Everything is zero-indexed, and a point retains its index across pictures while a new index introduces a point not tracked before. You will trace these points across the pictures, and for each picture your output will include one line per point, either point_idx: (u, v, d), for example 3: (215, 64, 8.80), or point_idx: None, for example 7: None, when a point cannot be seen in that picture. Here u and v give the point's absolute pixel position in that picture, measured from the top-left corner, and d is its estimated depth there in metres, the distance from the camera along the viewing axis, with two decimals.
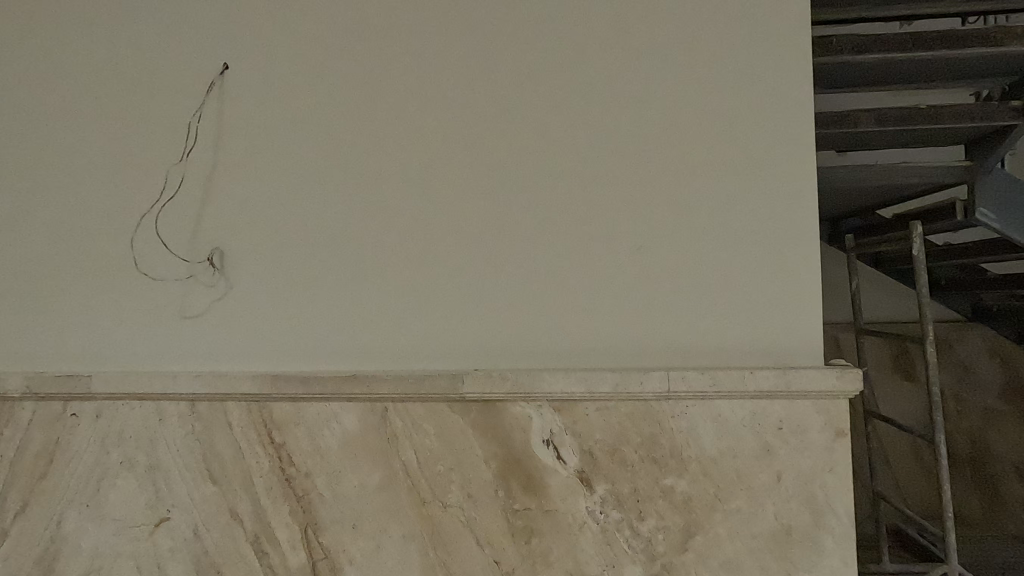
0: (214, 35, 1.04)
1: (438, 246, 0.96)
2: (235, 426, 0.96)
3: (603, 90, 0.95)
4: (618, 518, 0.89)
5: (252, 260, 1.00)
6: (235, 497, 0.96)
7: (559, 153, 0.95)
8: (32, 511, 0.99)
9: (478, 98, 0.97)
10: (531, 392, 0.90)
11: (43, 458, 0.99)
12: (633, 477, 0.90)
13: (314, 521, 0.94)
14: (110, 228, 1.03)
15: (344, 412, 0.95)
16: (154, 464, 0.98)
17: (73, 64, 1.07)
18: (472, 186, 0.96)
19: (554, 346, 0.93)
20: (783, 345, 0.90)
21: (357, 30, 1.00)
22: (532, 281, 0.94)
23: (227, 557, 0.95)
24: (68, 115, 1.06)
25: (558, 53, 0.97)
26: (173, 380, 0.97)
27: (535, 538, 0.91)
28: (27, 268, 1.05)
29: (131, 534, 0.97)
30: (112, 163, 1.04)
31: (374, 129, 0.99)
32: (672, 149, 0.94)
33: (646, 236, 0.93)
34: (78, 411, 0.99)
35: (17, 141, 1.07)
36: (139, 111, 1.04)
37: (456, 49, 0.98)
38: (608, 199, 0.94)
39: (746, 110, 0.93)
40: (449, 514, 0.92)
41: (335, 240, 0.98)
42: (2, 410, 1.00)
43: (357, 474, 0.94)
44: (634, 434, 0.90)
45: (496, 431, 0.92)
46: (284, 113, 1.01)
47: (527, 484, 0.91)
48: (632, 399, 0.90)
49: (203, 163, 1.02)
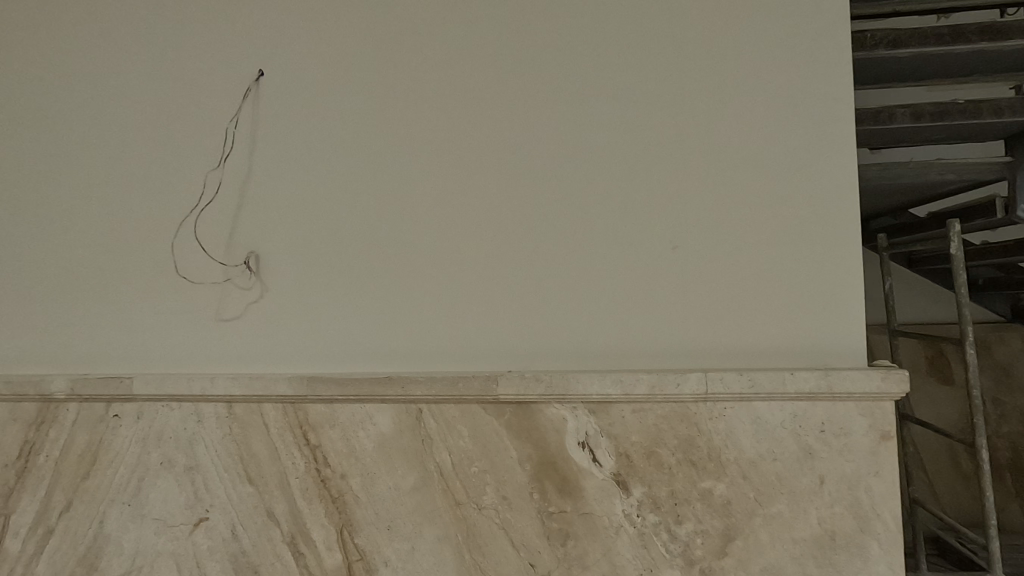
0: (249, 43, 1.05)
1: (471, 247, 0.96)
2: (270, 427, 0.97)
3: (636, 90, 0.95)
4: (655, 522, 0.88)
5: (287, 263, 1.01)
6: (271, 497, 0.97)
7: (592, 154, 0.95)
8: (75, 510, 1.01)
9: (509, 100, 0.97)
10: (566, 394, 0.90)
11: (86, 458, 1.01)
12: (670, 480, 0.88)
13: (349, 522, 0.95)
14: (150, 233, 1.05)
15: (379, 413, 0.95)
16: (193, 465, 0.99)
17: (113, 73, 1.09)
18: (504, 187, 0.96)
19: (589, 347, 0.93)
20: (825, 345, 0.88)
21: (389, 35, 1.01)
22: (566, 282, 0.94)
23: (264, 557, 0.96)
24: (109, 123, 1.09)
25: (590, 53, 0.96)
26: (210, 381, 0.98)
27: (571, 540, 0.90)
28: (70, 272, 1.07)
29: (171, 533, 0.99)
30: (152, 169, 1.06)
31: (407, 131, 1.00)
32: (707, 148, 0.93)
33: (681, 236, 0.92)
34: (120, 412, 1.01)
35: (61, 149, 1.10)
36: (177, 118, 1.07)
37: (487, 51, 0.99)
38: (643, 200, 0.93)
39: (782, 107, 0.92)
40: (484, 516, 0.92)
41: (369, 243, 0.99)
42: (48, 411, 1.03)
43: (391, 475, 0.94)
44: (670, 437, 0.89)
45: (531, 432, 0.91)
46: (318, 118, 1.02)
47: (562, 486, 0.90)
48: (670, 401, 0.88)
49: (239, 168, 1.04)
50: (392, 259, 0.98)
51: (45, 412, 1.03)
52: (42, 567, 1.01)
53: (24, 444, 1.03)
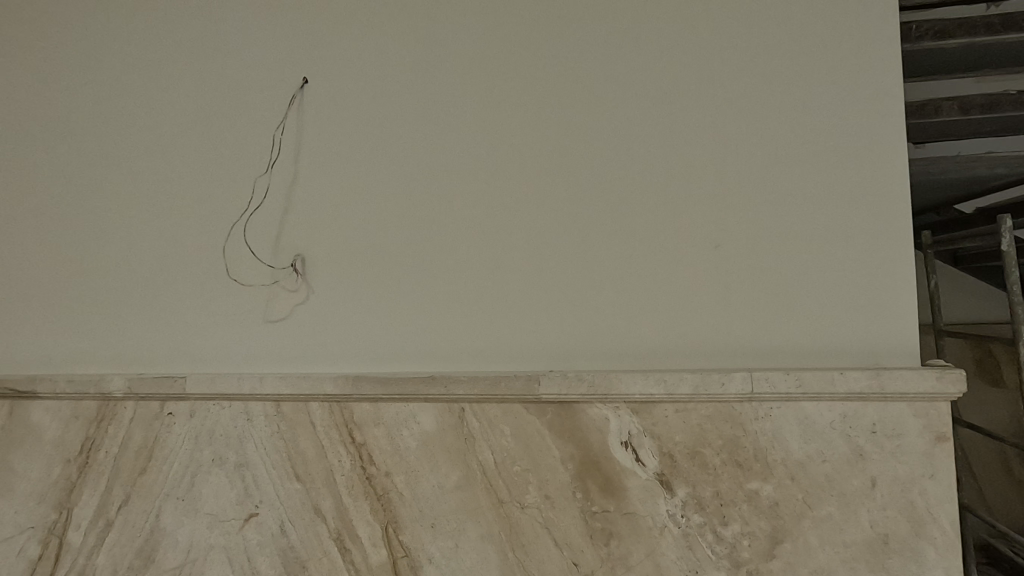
0: (295, 52, 1.09)
1: (512, 248, 0.97)
2: (317, 426, 0.99)
3: (676, 89, 0.95)
4: (700, 523, 0.88)
5: (331, 266, 1.04)
6: (319, 494, 0.99)
7: (633, 153, 0.95)
8: (132, 504, 1.05)
9: (548, 102, 0.98)
10: (609, 394, 0.90)
11: (143, 455, 1.05)
12: (715, 480, 0.88)
13: (394, 519, 0.96)
14: (201, 238, 1.09)
15: (421, 412, 0.97)
16: (243, 461, 1.02)
17: (165, 84, 1.14)
18: (545, 188, 0.97)
19: (630, 347, 0.93)
20: (875, 345, 0.86)
21: (430, 40, 1.03)
22: (607, 281, 0.94)
23: (312, 553, 0.98)
24: (161, 132, 1.13)
25: (629, 53, 0.97)
26: (260, 381, 1.02)
27: (614, 541, 0.90)
28: (126, 276, 1.12)
29: (223, 527, 1.02)
30: (202, 176, 1.10)
31: (447, 135, 1.01)
32: (750, 145, 0.92)
33: (724, 234, 0.91)
34: (173, 410, 1.05)
35: (117, 158, 1.15)
36: (226, 125, 1.10)
37: (526, 54, 1.00)
38: (685, 199, 0.93)
39: (828, 102, 0.90)
40: (527, 514, 0.92)
41: (411, 245, 1.01)
42: (106, 409, 1.07)
43: (435, 474, 0.95)
44: (715, 437, 0.88)
45: (573, 431, 0.92)
46: (361, 123, 1.05)
47: (604, 486, 0.90)
48: (714, 400, 0.88)
49: (284, 173, 1.07)
50: (434, 261, 1.00)
51: (103, 410, 1.07)
52: (103, 559, 1.06)
53: (85, 440, 1.08)
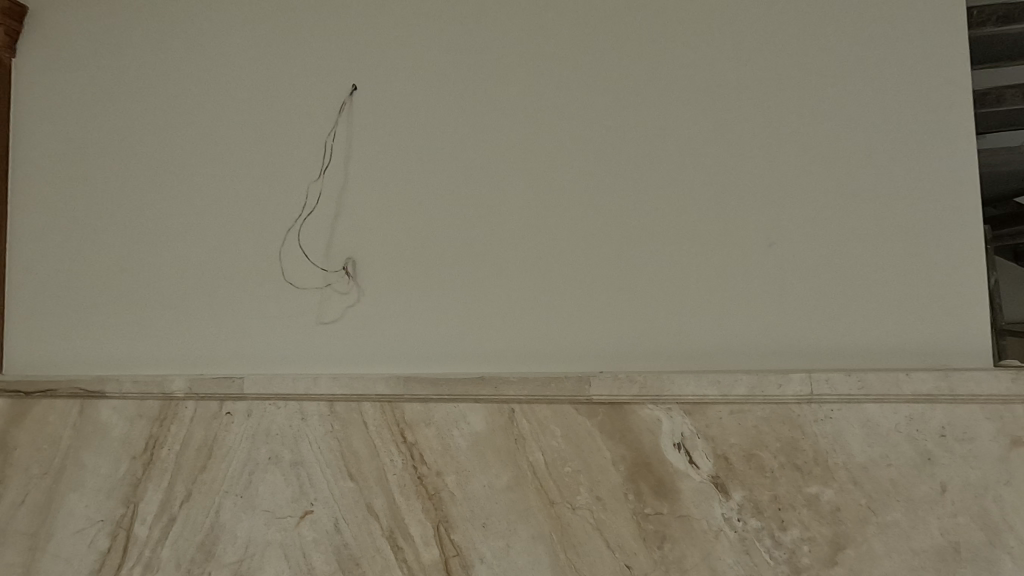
0: (344, 60, 1.11)
1: (560, 249, 0.97)
2: (369, 425, 1.01)
3: (727, 85, 0.93)
4: (758, 527, 0.86)
5: (381, 269, 1.06)
6: (372, 493, 1.01)
7: (683, 151, 0.94)
8: (194, 500, 1.09)
9: (595, 103, 0.98)
10: (661, 394, 0.89)
11: (203, 452, 1.09)
12: (772, 483, 0.86)
13: (445, 518, 0.97)
14: (255, 243, 1.13)
15: (471, 412, 0.97)
16: (298, 460, 1.05)
17: (219, 95, 1.18)
18: (592, 188, 0.97)
19: (682, 347, 0.92)
20: (942, 344, 0.83)
21: (477, 44, 1.05)
22: (658, 281, 0.93)
23: (365, 550, 1.00)
24: (216, 141, 1.17)
25: (678, 51, 0.96)
26: (314, 381, 1.04)
27: (668, 544, 0.89)
28: (185, 280, 1.16)
29: (280, 524, 1.05)
30: (256, 183, 1.14)
31: (493, 137, 1.02)
32: (805, 141, 0.90)
33: (780, 231, 0.89)
34: (231, 409, 1.08)
35: (174, 166, 1.19)
36: (278, 133, 1.13)
37: (572, 54, 1.00)
38: (738, 196, 0.91)
39: (888, 93, 0.87)
40: (578, 515, 0.92)
41: (459, 247, 1.02)
42: (168, 408, 1.11)
43: (486, 474, 0.96)
44: (772, 439, 0.86)
45: (625, 433, 0.91)
46: (409, 128, 1.06)
47: (657, 487, 0.89)
48: (772, 402, 0.86)
49: (335, 178, 1.09)
50: (482, 263, 1.01)
51: (165, 409, 1.12)
52: (168, 552, 1.10)
53: (149, 438, 1.12)
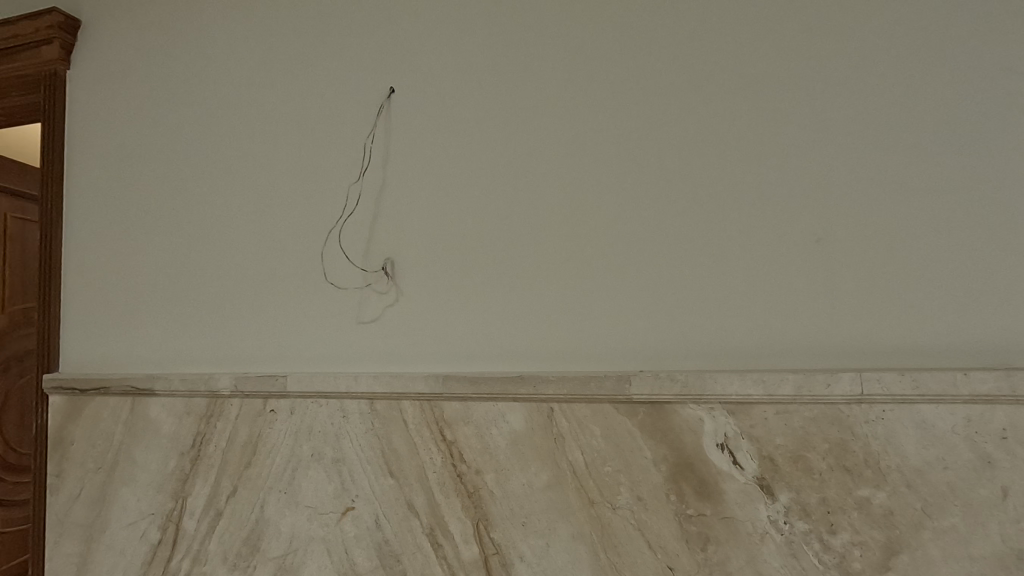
0: (381, 63, 1.13)
1: (598, 249, 0.97)
2: (409, 423, 1.02)
3: (770, 80, 0.92)
4: (805, 530, 0.84)
5: (419, 269, 1.07)
6: (411, 491, 1.02)
7: (725, 148, 0.93)
8: (239, 496, 1.12)
9: (633, 101, 0.98)
10: (703, 394, 0.87)
11: (248, 449, 1.12)
12: (821, 486, 0.83)
13: (484, 516, 0.98)
14: (297, 245, 1.15)
15: (510, 411, 0.97)
16: (339, 457, 1.06)
17: (261, 100, 1.21)
18: (631, 187, 0.96)
19: (724, 346, 0.90)
20: (1001, 343, 0.80)
21: (515, 44, 1.05)
22: (698, 279, 0.92)
23: (405, 547, 1.02)
24: (258, 145, 1.20)
25: (719, 47, 0.95)
26: (354, 380, 1.06)
27: (711, 545, 0.88)
28: (229, 281, 1.20)
29: (322, 520, 1.07)
30: (297, 186, 1.16)
31: (530, 136, 1.02)
32: (851, 135, 0.88)
33: (826, 227, 0.88)
34: (275, 407, 1.11)
35: (218, 170, 1.23)
36: (317, 137, 1.16)
37: (609, 53, 1.00)
38: (781, 192, 0.90)
39: (939, 86, 0.85)
40: (618, 515, 0.92)
41: (498, 246, 1.03)
42: (214, 405, 1.15)
43: (525, 473, 0.96)
44: (820, 440, 0.84)
45: (666, 432, 0.90)
46: (447, 129, 1.07)
47: (699, 488, 0.88)
48: (819, 402, 0.84)
49: (373, 180, 1.11)
50: (519, 263, 1.01)
51: (211, 406, 1.15)
52: (215, 545, 1.13)
53: (196, 435, 1.16)
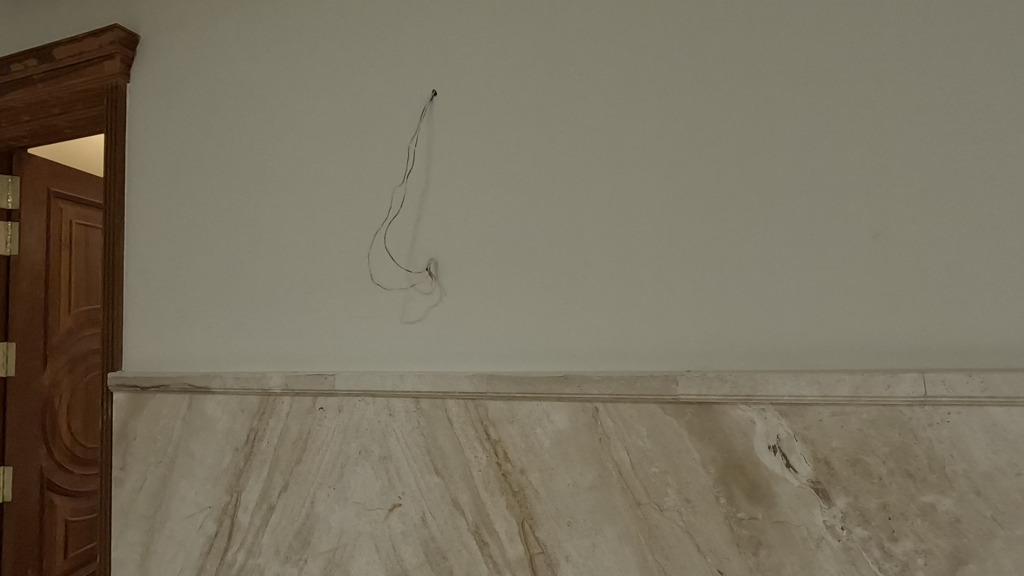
0: (424, 67, 1.15)
1: (644, 248, 0.96)
2: (454, 421, 1.03)
3: (823, 71, 0.90)
4: (864, 537, 0.81)
5: (463, 269, 1.08)
6: (457, 488, 1.03)
7: (775, 142, 0.91)
8: (291, 491, 1.16)
9: (677, 97, 0.97)
10: (754, 395, 0.85)
11: (298, 445, 1.15)
12: (881, 491, 0.80)
13: (530, 515, 0.98)
14: (343, 247, 1.18)
15: (554, 411, 0.97)
16: (386, 454, 1.08)
17: (308, 107, 1.24)
18: (677, 183, 0.95)
19: (775, 346, 0.88)
20: None
21: (557, 43, 1.05)
22: (748, 277, 0.90)
23: (451, 544, 1.03)
24: (305, 151, 1.24)
25: (769, 38, 0.93)
26: (400, 379, 1.08)
27: (764, 550, 0.85)
28: (279, 283, 1.23)
29: (370, 516, 1.09)
30: (343, 189, 1.19)
31: (572, 135, 1.02)
32: (912, 126, 0.85)
33: (884, 222, 0.85)
34: (324, 405, 1.14)
35: (268, 175, 1.27)
36: (362, 141, 1.19)
37: (652, 50, 0.99)
38: (836, 186, 0.87)
39: (1005, 71, 0.81)
40: (666, 517, 0.90)
41: (541, 246, 1.03)
42: (267, 403, 1.19)
43: (570, 473, 0.96)
44: (880, 444, 0.81)
45: (715, 434, 0.88)
46: (489, 130, 1.08)
47: (751, 491, 0.86)
48: (879, 404, 0.80)
49: (417, 182, 1.13)
50: (563, 262, 1.01)
51: (264, 403, 1.19)
52: (268, 538, 1.17)
53: (249, 431, 1.20)
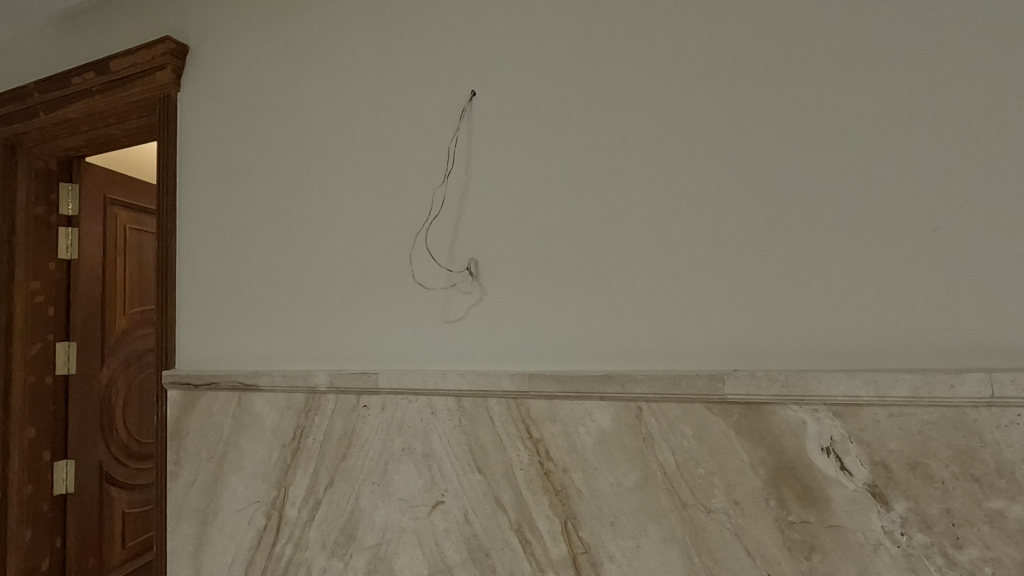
0: (462, 68, 1.16)
1: (687, 245, 0.95)
2: (495, 419, 1.04)
3: (876, 58, 0.86)
4: (926, 544, 0.78)
5: (503, 268, 1.08)
6: (499, 487, 1.03)
7: (827, 134, 0.88)
8: (336, 486, 1.18)
9: (720, 91, 0.95)
10: (805, 395, 0.83)
11: (343, 442, 1.18)
12: (944, 496, 0.77)
13: (572, 514, 0.98)
14: (384, 247, 1.20)
15: (597, 410, 0.97)
16: (428, 451, 1.10)
17: (349, 110, 1.27)
18: (721, 178, 0.94)
19: (827, 343, 0.86)
20: None
21: (599, 40, 1.04)
22: (797, 273, 0.88)
23: (494, 542, 1.03)
24: (346, 153, 1.26)
25: (819, 27, 0.90)
26: (442, 377, 1.09)
27: (817, 555, 0.83)
28: (323, 283, 1.26)
29: (413, 512, 1.11)
30: (384, 190, 1.21)
31: (612, 132, 1.02)
32: (972, 112, 0.81)
33: (945, 214, 0.81)
34: (367, 403, 1.16)
35: (311, 178, 1.30)
36: (402, 142, 1.20)
37: (694, 43, 0.98)
38: (893, 179, 0.84)
39: None
40: (713, 520, 0.89)
41: (581, 245, 1.02)
42: (312, 400, 1.21)
43: (613, 472, 0.95)
44: (942, 447, 0.77)
45: (764, 435, 0.86)
46: (529, 129, 1.08)
47: (803, 494, 0.84)
48: (941, 404, 0.77)
49: (456, 182, 1.14)
50: (604, 260, 1.00)
51: (310, 401, 1.22)
52: (315, 533, 1.20)
53: (296, 428, 1.23)
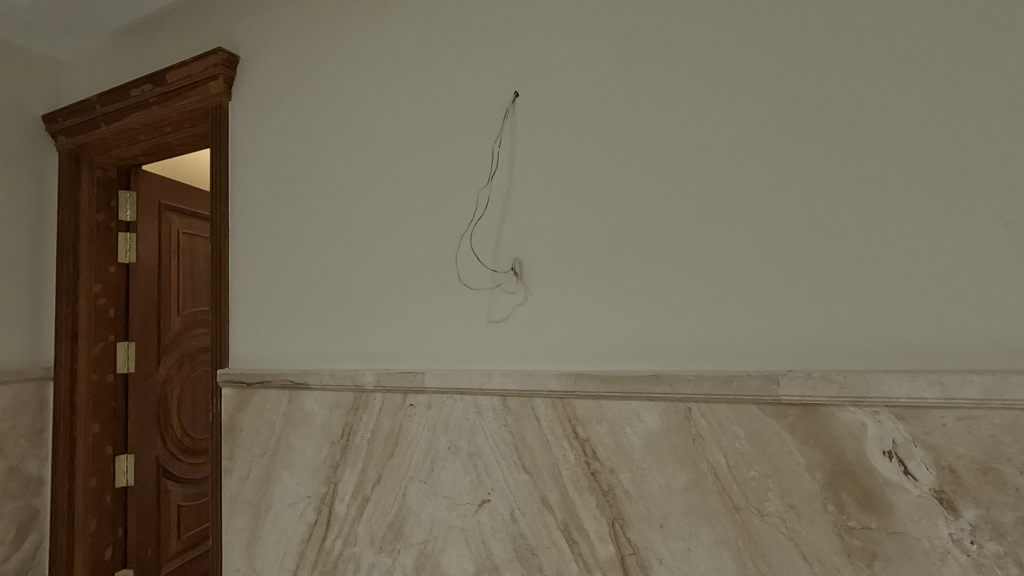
0: (505, 70, 1.16)
1: (737, 243, 0.93)
2: (541, 419, 1.04)
3: (938, 46, 0.83)
4: (999, 553, 0.74)
5: (547, 268, 1.08)
6: (545, 486, 1.04)
7: (886, 127, 0.85)
8: (384, 483, 1.21)
9: (770, 85, 0.93)
10: (865, 397, 0.80)
11: (390, 440, 1.20)
12: (1018, 504, 0.73)
13: (620, 515, 0.97)
14: (429, 249, 1.22)
15: (645, 411, 0.96)
16: (474, 450, 1.11)
17: (394, 114, 1.30)
18: (772, 174, 0.92)
19: (887, 343, 0.83)
20: None
21: (643, 37, 1.03)
22: (854, 271, 0.85)
23: (540, 542, 1.04)
24: (391, 157, 1.29)
25: (878, 15, 0.87)
26: (488, 377, 1.10)
27: (879, 562, 0.80)
28: (369, 284, 1.29)
29: (460, 510, 1.12)
30: (429, 192, 1.23)
31: (658, 130, 1.01)
32: None
33: (1016, 208, 0.77)
34: (414, 402, 1.18)
35: (357, 182, 1.33)
36: (445, 145, 1.22)
37: (742, 36, 0.96)
38: (959, 171, 0.81)
39: None
40: (767, 524, 0.87)
41: (627, 244, 1.02)
42: (360, 399, 1.24)
43: (662, 474, 0.94)
44: (1015, 451, 0.73)
45: (821, 438, 0.83)
46: (573, 128, 1.08)
47: (863, 499, 0.81)
48: (1015, 407, 0.73)
49: (500, 182, 1.14)
50: (651, 259, 0.99)
51: (357, 399, 1.25)
52: (363, 529, 1.23)
53: (345, 426, 1.26)
